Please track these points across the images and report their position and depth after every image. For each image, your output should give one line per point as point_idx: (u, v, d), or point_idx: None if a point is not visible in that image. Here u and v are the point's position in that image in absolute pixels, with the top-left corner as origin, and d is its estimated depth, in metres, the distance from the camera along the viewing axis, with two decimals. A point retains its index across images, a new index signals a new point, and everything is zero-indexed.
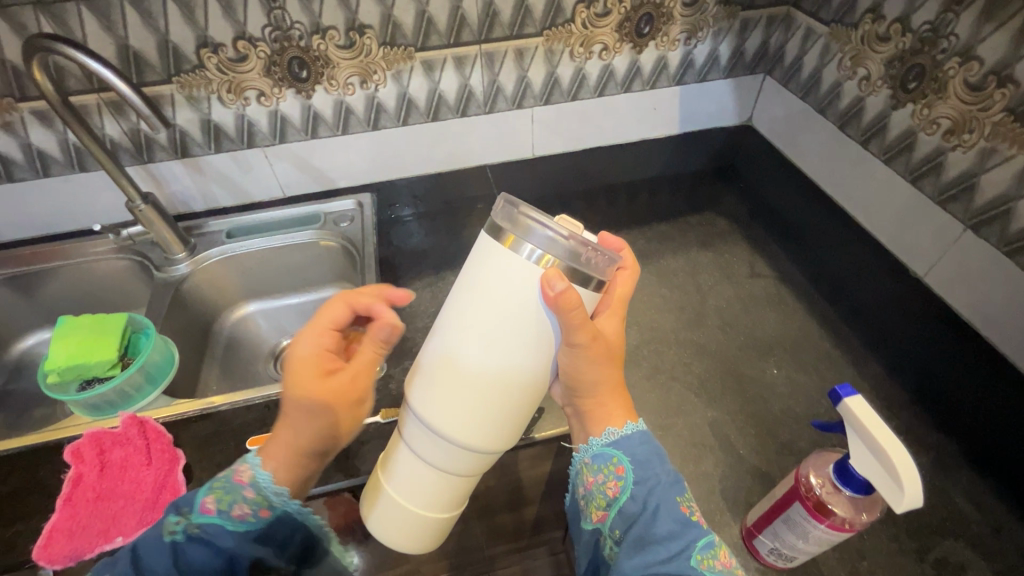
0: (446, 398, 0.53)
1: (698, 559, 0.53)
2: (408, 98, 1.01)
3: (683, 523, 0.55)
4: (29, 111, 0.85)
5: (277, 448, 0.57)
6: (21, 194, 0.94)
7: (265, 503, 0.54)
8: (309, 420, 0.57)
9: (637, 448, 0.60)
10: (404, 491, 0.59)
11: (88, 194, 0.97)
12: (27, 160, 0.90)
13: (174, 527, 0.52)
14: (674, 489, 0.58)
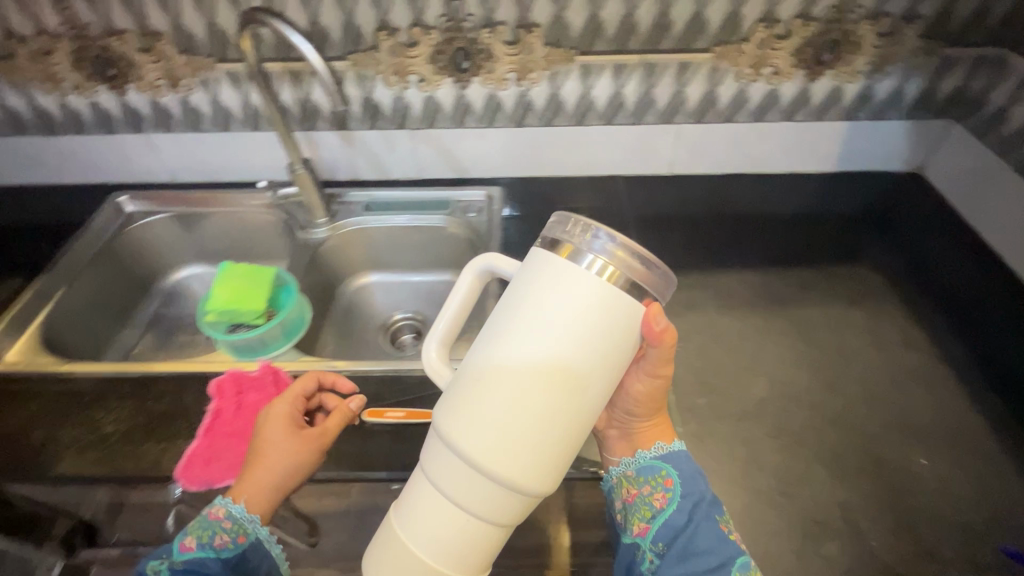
0: (495, 443, 0.51)
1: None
2: (558, 99, 1.00)
3: (722, 539, 0.58)
4: (225, 72, 0.94)
5: (252, 481, 0.63)
6: (201, 143, 1.04)
7: (241, 530, 0.61)
8: (284, 463, 0.64)
9: (682, 464, 0.64)
10: (429, 547, 0.55)
11: (254, 151, 1.06)
12: (214, 114, 1.00)
13: (157, 566, 0.58)
14: (712, 508, 0.61)
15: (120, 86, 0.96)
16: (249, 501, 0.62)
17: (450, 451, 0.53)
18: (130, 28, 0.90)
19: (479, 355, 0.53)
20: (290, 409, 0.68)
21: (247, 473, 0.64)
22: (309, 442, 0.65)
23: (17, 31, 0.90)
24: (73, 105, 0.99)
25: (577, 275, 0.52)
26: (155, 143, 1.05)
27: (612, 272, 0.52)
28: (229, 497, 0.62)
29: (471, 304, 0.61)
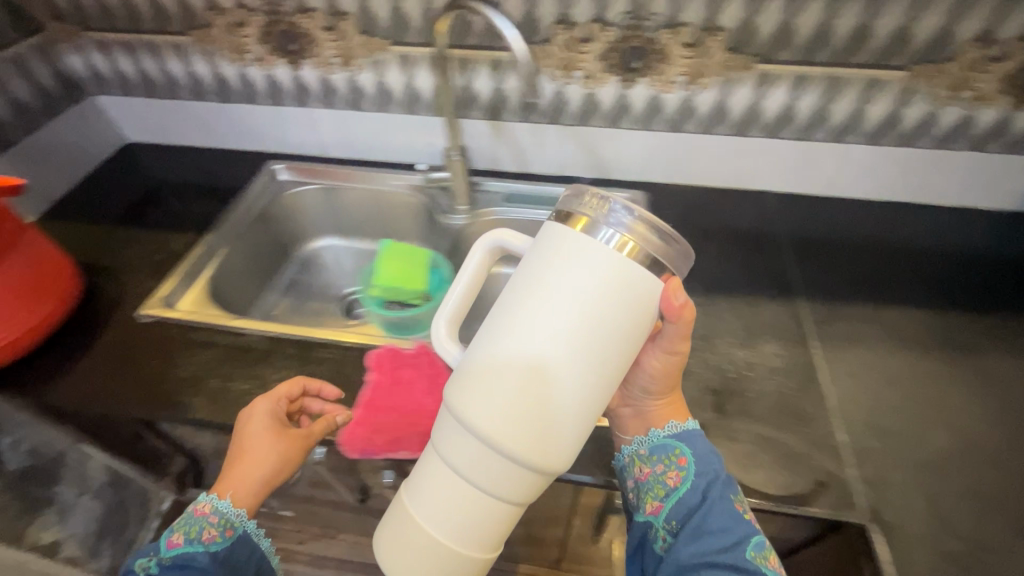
0: (502, 415, 0.49)
1: (753, 554, 0.55)
2: (724, 108, 0.95)
3: (736, 518, 0.57)
4: (397, 54, 0.97)
5: (237, 475, 0.63)
6: (358, 121, 1.08)
7: (228, 524, 0.61)
8: (265, 463, 0.64)
9: (697, 443, 0.62)
10: (434, 517, 0.54)
11: (405, 133, 1.08)
12: (376, 95, 1.03)
13: (146, 564, 0.57)
14: (728, 488, 0.60)
15: (297, 61, 1.01)
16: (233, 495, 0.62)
17: (459, 423, 0.52)
18: (319, 7, 0.93)
19: (489, 328, 0.52)
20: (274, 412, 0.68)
21: (230, 468, 0.64)
22: (286, 446, 0.66)
23: (217, 3, 0.96)
24: (251, 75, 1.05)
25: (591, 249, 0.50)
26: (316, 117, 1.09)
27: (631, 246, 0.49)
28: (215, 493, 0.63)
29: (479, 280, 0.59)
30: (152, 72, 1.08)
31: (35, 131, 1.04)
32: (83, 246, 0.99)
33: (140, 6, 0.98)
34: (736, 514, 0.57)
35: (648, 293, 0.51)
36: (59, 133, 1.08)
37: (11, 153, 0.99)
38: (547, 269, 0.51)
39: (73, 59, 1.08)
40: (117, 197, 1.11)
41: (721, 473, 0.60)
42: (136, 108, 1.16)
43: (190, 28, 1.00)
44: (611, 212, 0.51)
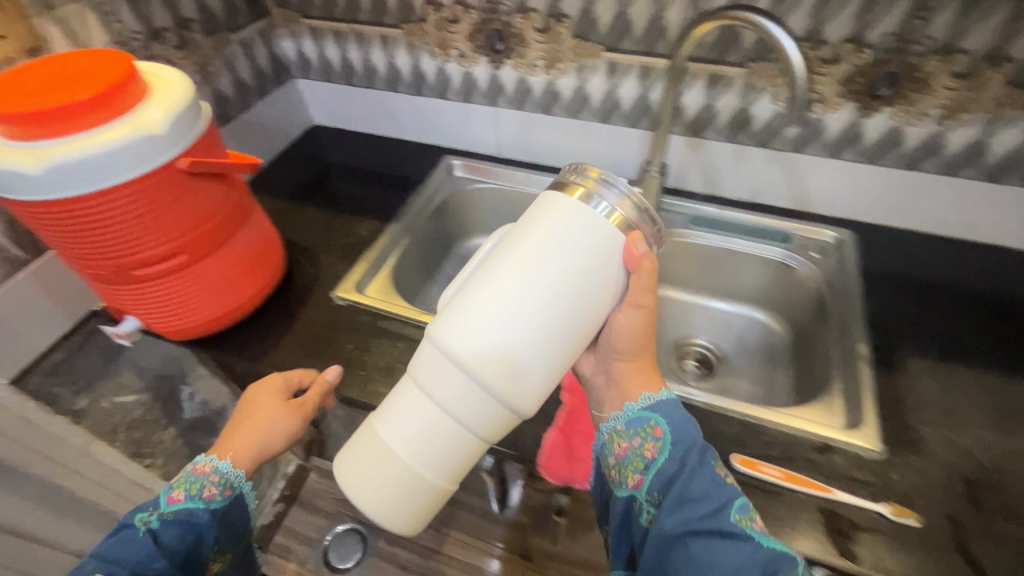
0: (489, 353, 0.49)
1: (739, 518, 0.53)
2: (982, 149, 0.82)
3: (719, 485, 0.55)
4: (608, 61, 0.92)
5: (239, 439, 0.68)
6: (545, 125, 1.06)
7: (228, 483, 0.66)
8: (265, 429, 0.69)
9: (672, 412, 0.59)
10: (416, 452, 0.53)
11: (593, 142, 1.04)
12: (572, 101, 1.00)
13: (147, 518, 0.62)
14: (710, 457, 0.57)
15: (500, 60, 1.00)
16: (232, 456, 0.67)
17: (444, 364, 0.50)
18: (540, 9, 0.90)
19: (476, 276, 0.52)
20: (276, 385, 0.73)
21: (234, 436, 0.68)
22: (280, 414, 0.70)
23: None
24: (449, 71, 1.05)
25: (582, 212, 0.51)
26: (502, 117, 1.08)
27: (615, 215, 0.51)
28: (214, 455, 0.67)
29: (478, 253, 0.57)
30: (354, 61, 1.12)
31: (248, 110, 1.10)
32: (281, 223, 1.04)
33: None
34: (718, 480, 0.55)
35: (614, 249, 0.51)
36: (265, 113, 1.15)
37: (229, 128, 1.06)
38: (539, 227, 0.51)
39: (286, 44, 1.14)
40: (306, 178, 1.16)
41: (694, 439, 0.58)
42: (329, 94, 1.20)
43: (402, 22, 1.02)
44: (606, 186, 0.52)
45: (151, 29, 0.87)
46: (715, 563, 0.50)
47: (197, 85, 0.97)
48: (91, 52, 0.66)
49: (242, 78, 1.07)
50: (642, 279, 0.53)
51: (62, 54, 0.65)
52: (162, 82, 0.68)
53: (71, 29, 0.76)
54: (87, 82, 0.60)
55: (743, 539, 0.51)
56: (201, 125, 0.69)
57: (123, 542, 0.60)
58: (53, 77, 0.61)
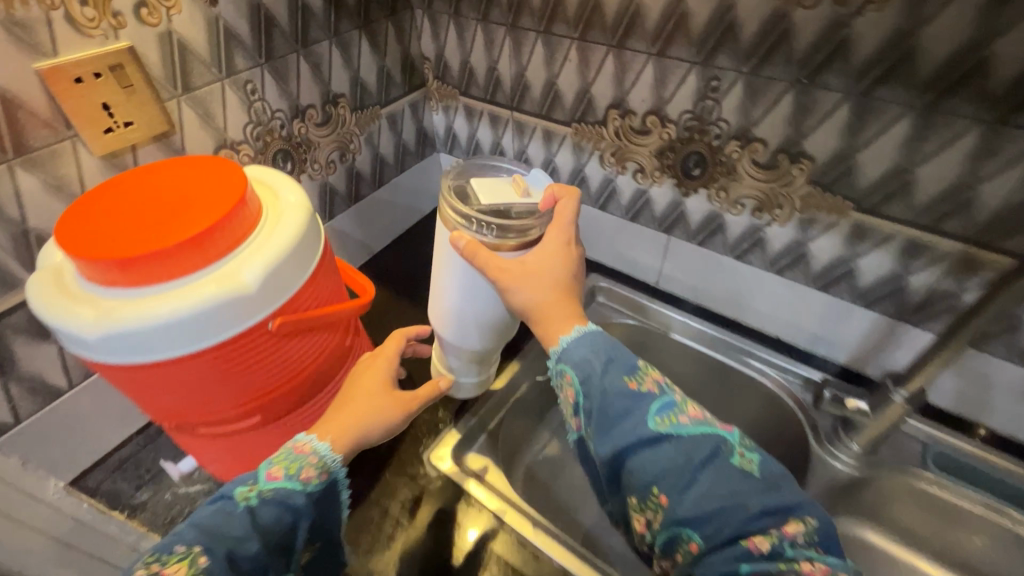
0: (437, 313, 0.65)
1: (661, 423, 0.46)
2: None
3: (633, 398, 0.47)
4: (855, 222, 0.65)
5: (337, 418, 0.54)
6: (734, 272, 0.80)
7: (326, 468, 0.50)
8: (376, 413, 0.55)
9: (580, 349, 0.51)
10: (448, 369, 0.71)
11: (797, 308, 0.77)
12: (781, 255, 0.74)
13: (246, 494, 0.46)
14: (622, 363, 0.49)
15: (693, 188, 0.76)
16: (333, 440, 0.52)
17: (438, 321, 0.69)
18: (769, 140, 0.65)
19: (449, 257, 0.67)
20: (381, 369, 0.59)
21: (340, 415, 0.54)
22: (396, 401, 0.57)
23: (627, 104, 0.74)
24: (619, 185, 0.84)
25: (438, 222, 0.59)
26: (675, 249, 0.85)
27: (447, 227, 0.56)
28: (314, 434, 0.53)
29: None
30: (507, 149, 0.94)
31: (383, 186, 0.98)
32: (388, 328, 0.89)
33: (532, 85, 0.82)
34: (630, 388, 0.47)
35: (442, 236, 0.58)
36: (399, 190, 1.01)
37: (356, 208, 0.94)
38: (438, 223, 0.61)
39: (437, 117, 1.00)
40: (426, 268, 1.01)
41: (597, 356, 0.50)
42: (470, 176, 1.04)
43: (574, 119, 0.81)
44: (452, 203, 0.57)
45: (295, 106, 0.76)
46: (646, 474, 0.45)
47: (332, 163, 0.86)
48: (210, 168, 0.53)
49: (382, 154, 0.94)
50: (484, 259, 0.54)
51: (180, 168, 0.53)
52: (275, 212, 0.53)
53: (207, 110, 0.66)
54: (181, 220, 0.47)
55: (668, 442, 0.45)
56: (307, 274, 0.52)
57: (214, 518, 0.45)
58: (151, 204, 0.48)
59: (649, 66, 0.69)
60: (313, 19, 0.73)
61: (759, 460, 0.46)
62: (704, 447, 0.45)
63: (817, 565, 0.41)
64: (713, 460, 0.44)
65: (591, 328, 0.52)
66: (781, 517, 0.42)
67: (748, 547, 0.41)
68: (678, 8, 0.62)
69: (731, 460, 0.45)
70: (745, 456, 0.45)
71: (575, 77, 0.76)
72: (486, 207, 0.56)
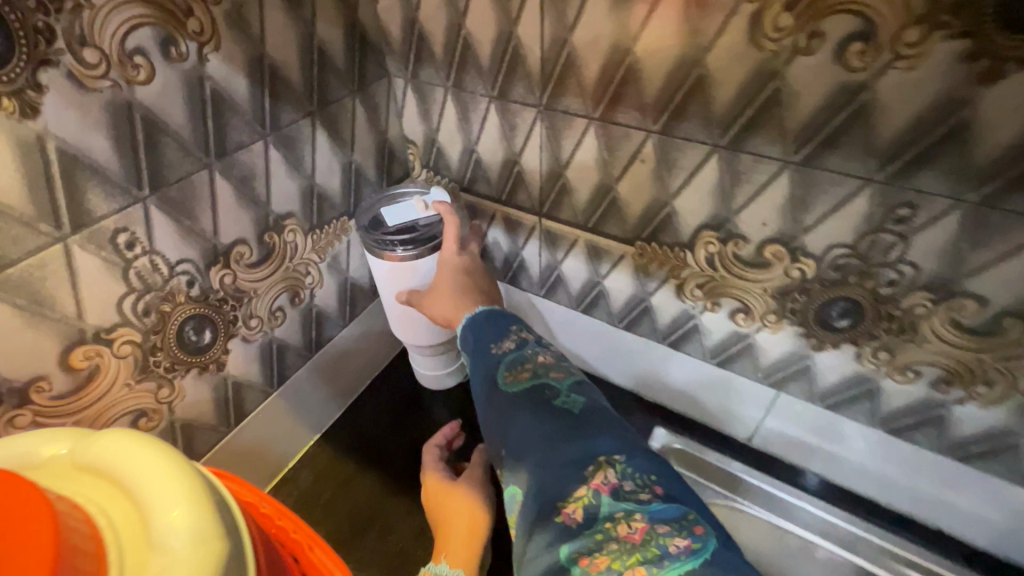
0: (403, 326, 0.63)
1: (507, 377, 0.43)
2: None
3: (492, 366, 0.45)
4: None
5: (446, 543, 0.54)
6: (884, 449, 0.56)
7: None
8: (463, 502, 0.56)
9: (475, 333, 0.49)
10: (428, 367, 0.69)
11: (982, 504, 0.53)
12: (972, 440, 0.50)
13: None
14: (497, 335, 0.47)
15: (832, 341, 0.50)
16: (449, 555, 0.52)
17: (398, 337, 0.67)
18: (987, 296, 0.41)
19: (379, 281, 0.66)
20: (434, 477, 0.60)
21: (439, 533, 0.55)
22: (471, 487, 0.58)
23: (733, 227, 0.48)
24: (703, 323, 0.58)
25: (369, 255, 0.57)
26: (789, 409, 0.59)
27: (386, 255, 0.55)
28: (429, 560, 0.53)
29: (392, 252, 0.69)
30: (529, 264, 0.67)
31: (355, 320, 0.69)
32: (377, 546, 0.60)
33: (574, 188, 0.56)
34: (493, 352, 0.46)
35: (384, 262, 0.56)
36: (379, 317, 0.72)
37: (318, 358, 0.65)
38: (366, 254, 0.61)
39: None
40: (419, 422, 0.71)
41: (479, 338, 0.48)
42: None
43: (639, 237, 0.55)
44: (375, 237, 0.56)
45: (213, 249, 0.48)
46: (496, 436, 0.41)
47: (279, 312, 0.57)
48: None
49: (353, 278, 0.66)
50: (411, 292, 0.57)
51: None
52: None
53: (39, 294, 0.37)
54: None
55: (505, 398, 0.42)
56: None
57: None
58: None
59: (782, 179, 0.43)
60: (233, 114, 0.45)
61: (583, 401, 0.39)
62: (530, 401, 0.40)
63: (635, 523, 0.31)
64: (538, 403, 0.39)
65: (481, 316, 0.50)
66: (589, 463, 0.35)
67: (562, 521, 0.32)
68: (858, 98, 0.37)
69: (553, 399, 0.40)
70: (573, 397, 0.40)
71: (648, 184, 0.50)
72: (394, 228, 0.57)
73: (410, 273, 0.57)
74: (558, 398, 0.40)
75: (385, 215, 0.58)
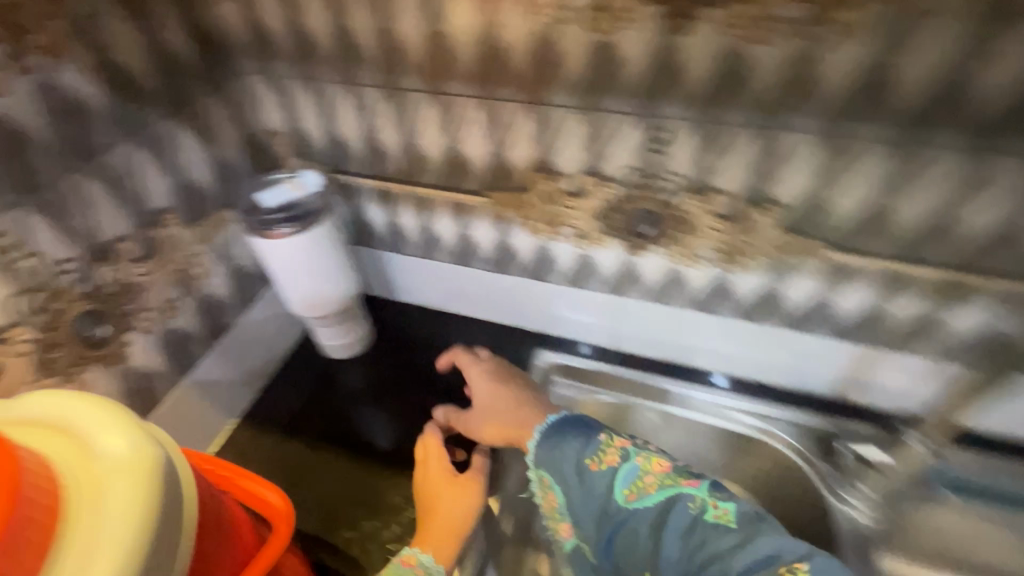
0: (298, 302, 0.69)
1: (628, 496, 0.49)
2: None
3: (599, 482, 0.50)
4: (832, 265, 0.59)
5: (436, 530, 0.57)
6: (698, 325, 0.71)
7: None
8: (456, 500, 0.59)
9: (553, 439, 0.55)
10: (332, 337, 0.76)
11: (769, 352, 0.70)
12: (752, 303, 0.66)
13: None
14: (575, 432, 0.54)
15: (644, 246, 0.65)
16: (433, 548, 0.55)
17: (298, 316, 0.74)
18: (730, 189, 0.56)
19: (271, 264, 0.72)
20: (439, 469, 0.61)
21: (429, 518, 0.57)
22: (470, 484, 0.60)
23: (555, 166, 0.61)
24: (556, 252, 0.70)
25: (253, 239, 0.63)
26: (629, 310, 0.73)
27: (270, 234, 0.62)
28: (416, 545, 0.56)
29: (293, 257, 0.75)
30: (407, 229, 0.76)
31: (255, 304, 0.74)
32: (309, 495, 0.67)
33: (429, 154, 0.65)
34: (588, 465, 0.51)
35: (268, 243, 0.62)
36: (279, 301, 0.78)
37: (223, 343, 0.70)
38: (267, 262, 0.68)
39: None
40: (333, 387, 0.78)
41: (555, 434, 0.55)
42: (367, 264, 0.83)
43: (489, 188, 0.66)
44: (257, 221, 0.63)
45: (96, 247, 0.52)
46: (637, 557, 0.47)
47: (175, 302, 0.62)
48: None
49: (245, 265, 0.71)
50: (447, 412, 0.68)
51: None
52: (91, 503, 0.32)
53: None
54: None
55: (636, 517, 0.48)
56: None
57: None
58: None
59: (578, 122, 0.56)
60: (94, 121, 0.49)
61: (712, 493, 0.47)
62: (671, 517, 0.46)
63: None
64: (688, 522, 0.45)
65: (548, 422, 0.57)
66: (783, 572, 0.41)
67: None
68: (608, 55, 0.50)
69: (702, 515, 0.46)
70: (724, 510, 0.46)
71: (486, 142, 0.61)
72: (271, 210, 0.64)
73: (293, 248, 0.63)
74: (705, 511, 0.46)
75: (261, 200, 0.64)
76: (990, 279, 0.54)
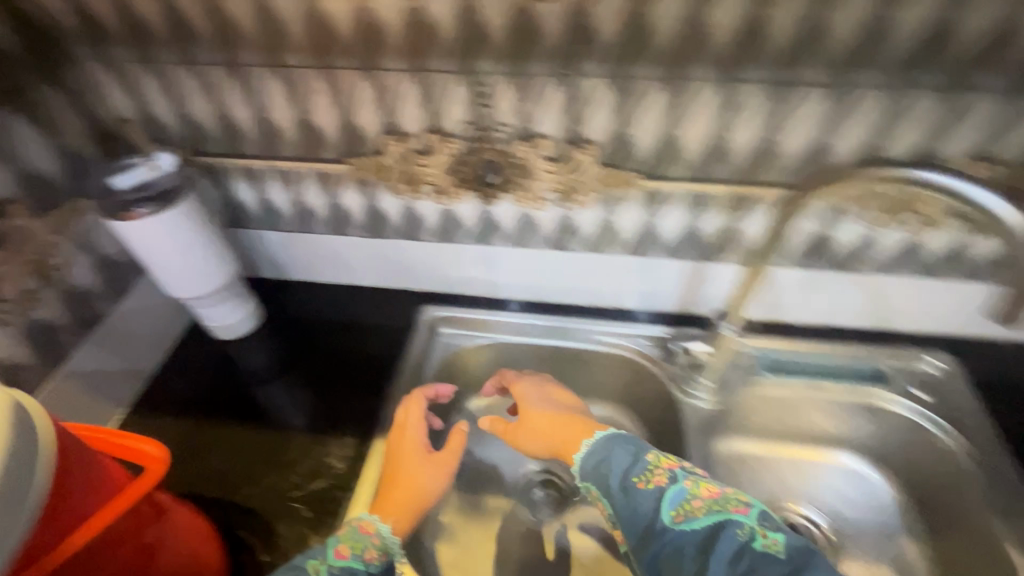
0: (168, 283, 0.69)
1: (675, 516, 0.48)
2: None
3: (651, 500, 0.50)
4: (647, 191, 0.69)
5: (396, 500, 0.57)
6: (556, 260, 0.80)
7: (385, 549, 0.53)
8: (421, 473, 0.60)
9: (620, 458, 0.55)
10: (215, 319, 0.76)
11: (619, 276, 0.80)
12: (594, 235, 0.76)
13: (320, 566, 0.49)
14: (634, 463, 0.54)
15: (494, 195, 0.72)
16: (391, 519, 0.56)
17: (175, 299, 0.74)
18: (551, 133, 0.65)
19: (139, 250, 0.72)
20: (412, 445, 0.62)
21: (390, 488, 0.59)
22: (442, 456, 0.62)
23: (401, 128, 0.67)
24: (421, 210, 0.77)
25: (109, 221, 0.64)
26: (496, 255, 0.81)
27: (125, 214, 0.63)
28: (376, 514, 0.56)
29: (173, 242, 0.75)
30: (279, 204, 0.79)
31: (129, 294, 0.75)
32: (198, 469, 0.69)
33: (283, 128, 0.69)
34: (643, 490, 0.51)
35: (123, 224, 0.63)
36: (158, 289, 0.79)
37: (96, 334, 0.71)
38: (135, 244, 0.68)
39: None
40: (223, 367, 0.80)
41: (606, 457, 0.56)
42: (248, 245, 0.85)
43: (347, 155, 0.71)
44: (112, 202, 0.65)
45: None
46: None
47: (33, 293, 0.62)
48: None
49: (113, 254, 0.72)
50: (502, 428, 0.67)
51: None
52: None
53: None
54: None
55: (682, 537, 0.47)
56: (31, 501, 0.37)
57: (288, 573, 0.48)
58: None
59: (410, 84, 0.62)
60: None
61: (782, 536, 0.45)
62: (717, 537, 0.46)
63: None
64: (729, 546, 0.45)
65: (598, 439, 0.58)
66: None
67: None
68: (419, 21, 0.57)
69: (749, 540, 0.45)
70: (774, 539, 0.45)
71: (333, 111, 0.66)
72: (127, 192, 0.65)
73: (150, 228, 0.64)
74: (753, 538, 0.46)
75: (116, 181, 0.66)
76: (764, 187, 0.66)
